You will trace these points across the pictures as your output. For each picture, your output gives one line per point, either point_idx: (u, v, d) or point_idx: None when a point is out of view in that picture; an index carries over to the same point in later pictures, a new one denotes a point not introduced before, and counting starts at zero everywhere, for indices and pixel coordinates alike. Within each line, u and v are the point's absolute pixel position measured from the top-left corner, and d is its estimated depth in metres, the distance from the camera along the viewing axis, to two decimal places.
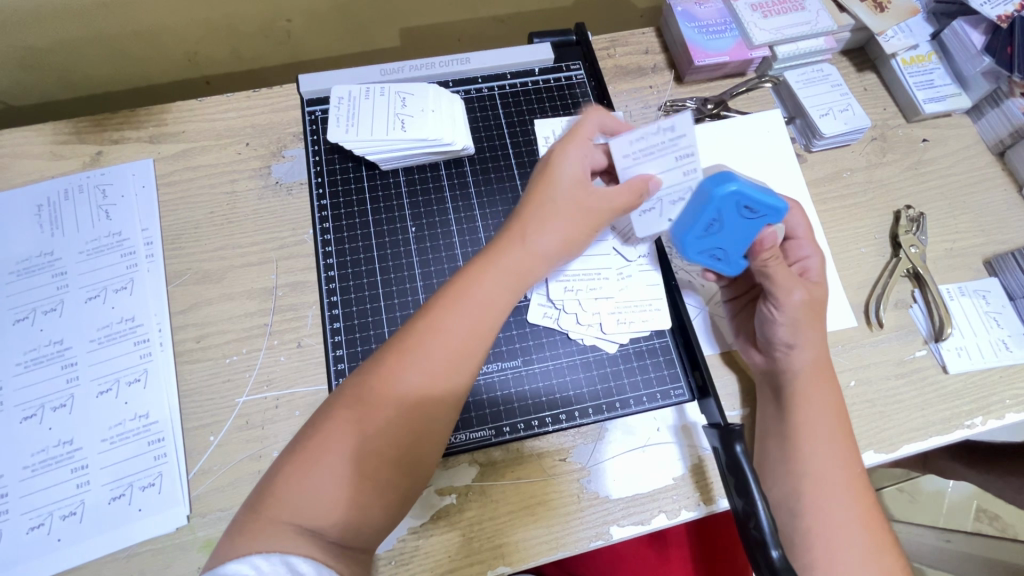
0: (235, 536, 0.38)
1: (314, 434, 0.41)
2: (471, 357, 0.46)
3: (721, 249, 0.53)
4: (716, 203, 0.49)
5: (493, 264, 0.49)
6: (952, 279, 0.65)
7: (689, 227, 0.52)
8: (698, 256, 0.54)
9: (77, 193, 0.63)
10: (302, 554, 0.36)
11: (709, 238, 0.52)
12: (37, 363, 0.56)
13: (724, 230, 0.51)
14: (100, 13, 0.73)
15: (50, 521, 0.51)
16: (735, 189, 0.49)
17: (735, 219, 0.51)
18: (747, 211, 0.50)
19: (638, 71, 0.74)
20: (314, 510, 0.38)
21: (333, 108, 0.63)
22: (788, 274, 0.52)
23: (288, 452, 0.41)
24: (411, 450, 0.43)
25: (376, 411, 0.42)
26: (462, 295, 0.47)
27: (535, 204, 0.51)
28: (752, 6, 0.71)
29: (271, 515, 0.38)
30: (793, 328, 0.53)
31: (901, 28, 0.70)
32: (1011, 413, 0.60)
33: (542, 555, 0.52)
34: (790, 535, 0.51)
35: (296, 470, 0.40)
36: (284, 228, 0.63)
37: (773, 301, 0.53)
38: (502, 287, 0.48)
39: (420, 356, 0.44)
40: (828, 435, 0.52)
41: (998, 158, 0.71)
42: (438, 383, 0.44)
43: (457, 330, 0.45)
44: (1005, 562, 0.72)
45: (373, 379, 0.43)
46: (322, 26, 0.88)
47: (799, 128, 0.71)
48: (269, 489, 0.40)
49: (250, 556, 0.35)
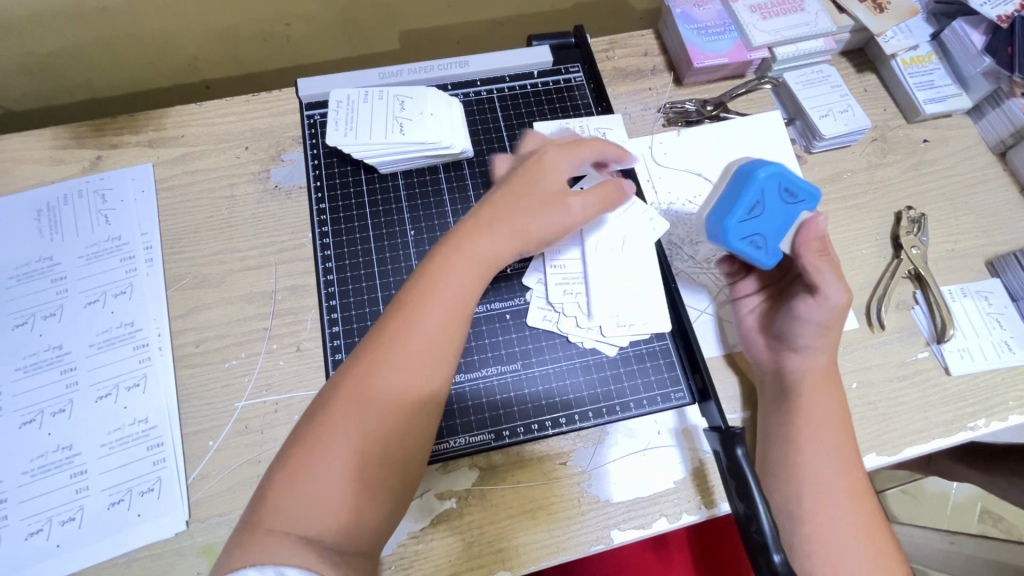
0: (235, 548, 0.38)
1: (301, 441, 0.41)
2: (449, 345, 0.46)
3: (759, 235, 0.53)
4: (758, 184, 0.51)
5: (463, 251, 0.49)
6: (954, 280, 0.65)
7: (728, 212, 0.52)
8: (739, 244, 0.53)
9: (76, 198, 0.63)
10: (296, 564, 0.35)
11: (751, 222, 0.52)
12: (37, 368, 0.56)
13: (765, 214, 0.52)
14: (101, 17, 0.73)
15: (50, 527, 0.51)
16: (775, 170, 0.51)
17: (775, 202, 0.52)
18: (786, 194, 0.52)
19: (638, 74, 0.73)
20: (309, 519, 0.38)
21: (331, 112, 0.63)
22: (826, 267, 0.52)
23: (279, 460, 0.41)
24: (397, 446, 0.43)
25: (359, 413, 0.42)
26: (434, 285, 0.47)
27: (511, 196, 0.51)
28: (750, 8, 0.71)
29: (267, 527, 0.38)
30: (823, 329, 0.53)
31: (900, 29, 0.70)
32: (1015, 415, 0.59)
33: (543, 559, 0.52)
34: (791, 540, 0.50)
35: (286, 480, 0.40)
36: (283, 232, 0.63)
37: (812, 298, 0.53)
38: (472, 272, 0.48)
39: (396, 351, 0.44)
40: (833, 441, 0.52)
41: (1000, 159, 0.71)
42: (418, 374, 0.44)
43: (432, 321, 0.45)
44: (1010, 564, 0.72)
45: (349, 381, 0.43)
46: (321, 31, 0.89)
47: (800, 129, 0.70)
48: (262, 499, 0.40)
49: (244, 568, 0.35)
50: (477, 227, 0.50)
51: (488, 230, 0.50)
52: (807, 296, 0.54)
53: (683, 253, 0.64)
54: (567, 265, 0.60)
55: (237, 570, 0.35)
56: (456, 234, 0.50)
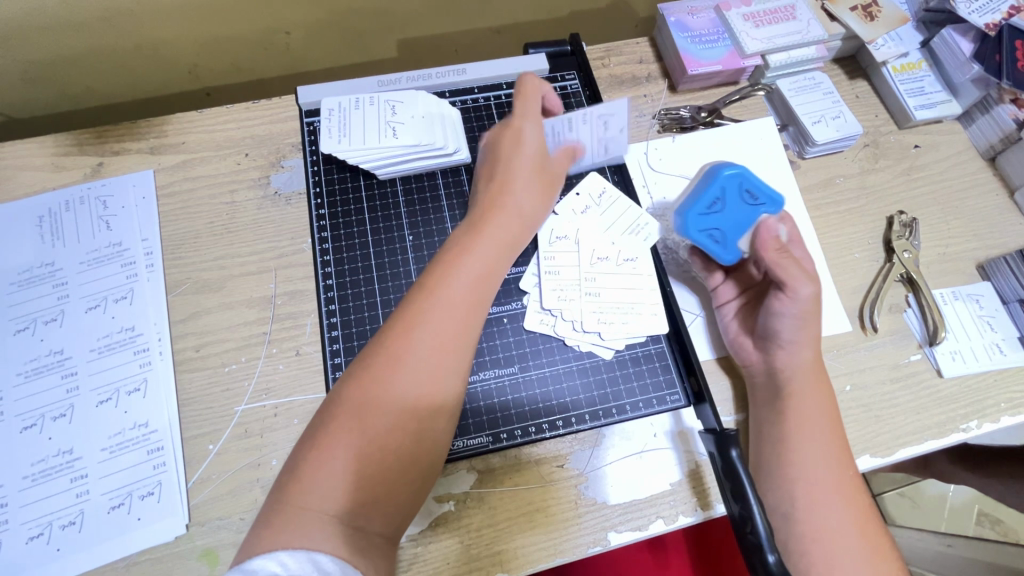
0: (260, 533, 0.38)
1: (330, 420, 0.42)
2: (473, 324, 0.49)
3: (718, 230, 0.57)
4: (720, 180, 0.57)
5: (483, 233, 0.52)
6: (945, 283, 0.66)
7: (691, 204, 0.58)
8: (698, 235, 0.58)
9: (78, 204, 0.64)
10: (325, 550, 0.36)
11: (710, 216, 0.57)
12: (38, 373, 0.57)
13: (725, 210, 0.57)
14: (102, 26, 0.74)
15: (50, 531, 0.52)
16: (738, 172, 0.57)
17: (736, 200, 0.57)
18: (747, 195, 0.57)
19: (633, 81, 0.74)
20: (341, 494, 0.39)
21: (324, 120, 0.65)
22: (793, 264, 0.54)
23: (307, 439, 0.42)
24: (425, 424, 0.45)
25: (392, 392, 0.43)
26: (459, 265, 0.50)
27: (508, 172, 0.57)
28: (743, 16, 0.72)
29: (297, 504, 0.38)
30: (799, 321, 0.54)
31: (891, 36, 0.72)
32: (1007, 416, 0.60)
33: (541, 561, 0.53)
34: (786, 541, 0.51)
35: (317, 457, 0.41)
36: (283, 237, 0.64)
37: (783, 293, 0.54)
38: (491, 253, 0.52)
39: (426, 326, 0.46)
40: (823, 440, 0.52)
41: (990, 164, 0.72)
42: (446, 354, 0.46)
43: (459, 299, 0.48)
44: (1002, 565, 0.72)
45: (382, 361, 0.44)
46: (321, 40, 0.90)
47: (792, 136, 0.71)
48: (290, 481, 0.40)
49: (276, 551, 0.35)
50: (492, 210, 0.54)
51: (501, 208, 0.54)
52: (778, 293, 0.55)
53: (676, 259, 0.65)
54: (562, 271, 0.61)
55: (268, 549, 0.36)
56: (474, 220, 0.54)
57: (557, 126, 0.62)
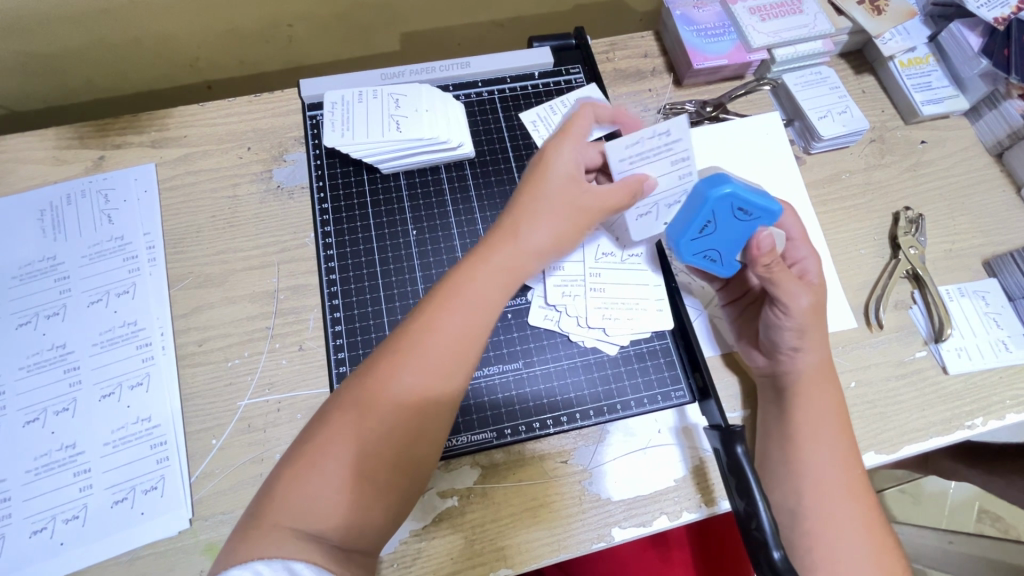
0: (238, 541, 0.38)
1: (313, 439, 0.42)
2: (470, 353, 0.47)
3: (713, 250, 0.54)
4: (709, 206, 0.50)
5: (485, 262, 0.50)
6: (951, 279, 0.65)
7: (682, 230, 0.53)
8: (693, 258, 0.55)
9: (79, 198, 0.63)
10: (303, 558, 0.36)
11: (702, 239, 0.53)
12: (40, 368, 0.57)
13: (717, 232, 0.52)
14: (102, 19, 0.73)
15: (53, 525, 0.52)
16: (729, 190, 0.49)
17: (728, 220, 0.52)
18: (740, 212, 0.51)
19: (637, 75, 0.74)
20: (318, 514, 0.39)
21: (327, 114, 0.65)
22: (792, 279, 0.52)
23: (289, 456, 0.42)
24: (410, 451, 0.44)
25: (377, 409, 0.43)
26: (459, 293, 0.48)
27: (529, 200, 0.52)
28: (750, 10, 0.71)
29: (273, 520, 0.39)
30: (800, 333, 0.53)
31: (898, 31, 0.71)
32: (1011, 413, 0.60)
33: (544, 557, 0.53)
34: (790, 536, 0.51)
35: (296, 479, 0.40)
36: (286, 232, 0.64)
37: (779, 306, 0.53)
38: (493, 286, 0.49)
39: (415, 355, 0.45)
40: (830, 440, 0.52)
41: (997, 159, 0.71)
42: (432, 385, 0.45)
43: (454, 328, 0.46)
44: (1003, 562, 0.72)
45: (367, 375, 0.44)
46: (323, 33, 0.89)
47: (798, 131, 0.71)
48: (271, 495, 0.40)
49: (252, 562, 0.36)
50: (499, 235, 0.51)
51: (509, 238, 0.51)
52: (774, 306, 0.54)
53: None
54: (566, 268, 0.61)
55: (244, 563, 0.36)
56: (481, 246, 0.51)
57: (649, 139, 0.54)
